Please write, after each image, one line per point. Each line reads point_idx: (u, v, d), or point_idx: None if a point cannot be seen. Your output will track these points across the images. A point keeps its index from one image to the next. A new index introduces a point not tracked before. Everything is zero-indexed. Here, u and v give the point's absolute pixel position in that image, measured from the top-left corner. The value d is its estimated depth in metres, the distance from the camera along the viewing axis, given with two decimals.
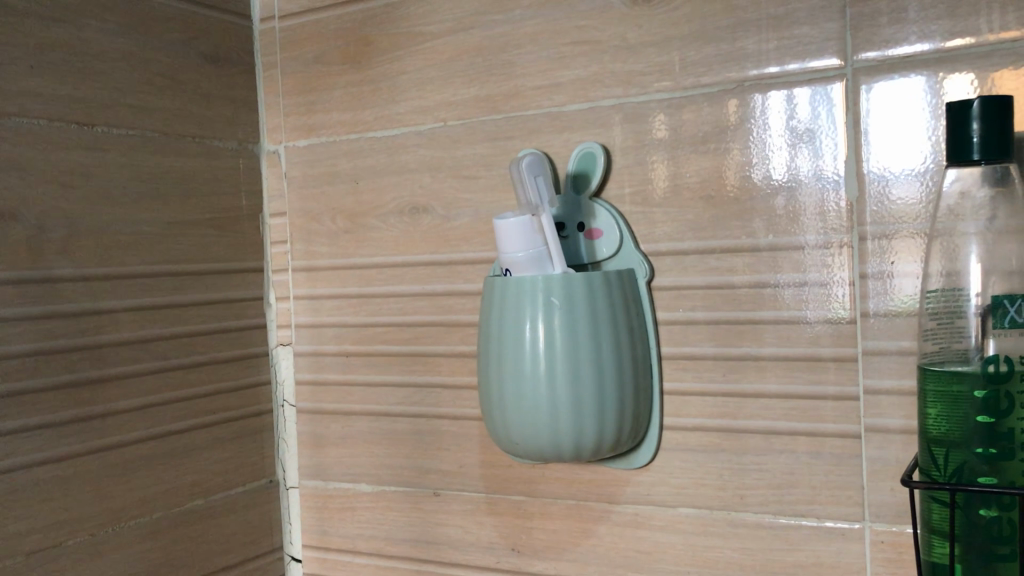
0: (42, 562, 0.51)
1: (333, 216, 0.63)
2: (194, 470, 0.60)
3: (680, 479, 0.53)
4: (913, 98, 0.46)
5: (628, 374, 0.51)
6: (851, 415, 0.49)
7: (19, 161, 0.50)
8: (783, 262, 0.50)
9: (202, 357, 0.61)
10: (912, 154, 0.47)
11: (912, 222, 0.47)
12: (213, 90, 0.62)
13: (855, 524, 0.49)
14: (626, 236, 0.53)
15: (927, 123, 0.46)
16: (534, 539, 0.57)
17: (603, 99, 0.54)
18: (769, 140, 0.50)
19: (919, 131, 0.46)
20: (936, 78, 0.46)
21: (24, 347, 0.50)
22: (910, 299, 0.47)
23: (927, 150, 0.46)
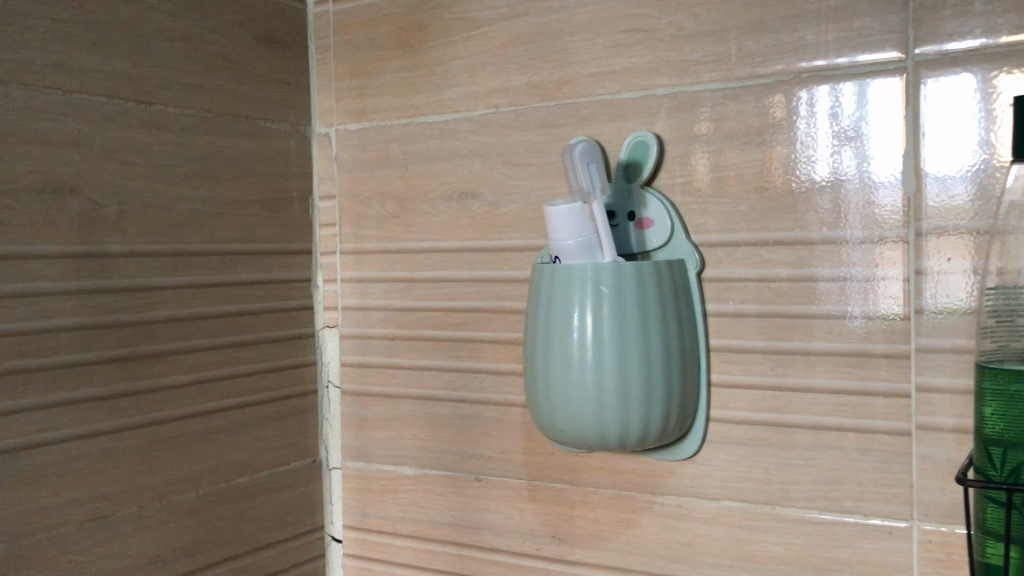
0: (92, 532, 0.52)
1: (382, 200, 0.64)
2: (240, 447, 0.61)
3: (726, 472, 0.53)
4: (978, 93, 0.45)
5: (675, 366, 0.51)
6: (902, 413, 0.48)
7: (79, 137, 0.51)
8: (834, 257, 0.49)
9: (252, 337, 0.61)
10: (974, 151, 0.46)
11: (967, 219, 0.46)
12: (268, 72, 0.63)
13: (902, 523, 0.48)
14: (677, 227, 0.53)
15: (992, 118, 0.45)
16: (575, 527, 0.57)
17: (657, 87, 0.54)
18: (833, 136, 0.49)
19: (982, 126, 0.45)
20: (999, 74, 0.45)
21: (79, 320, 0.51)
22: (965, 298, 0.46)
23: (989, 145, 0.45)
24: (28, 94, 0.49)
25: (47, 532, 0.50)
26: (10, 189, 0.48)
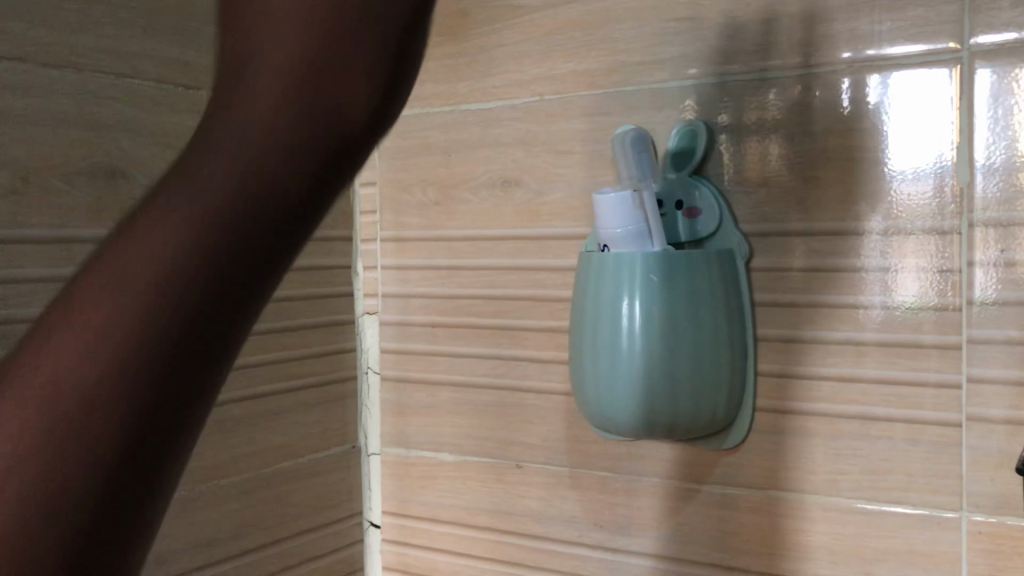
0: None
1: (424, 187, 0.64)
2: (282, 432, 0.61)
3: (771, 461, 0.53)
4: (994, 89, 0.46)
5: (723, 356, 0.51)
6: (952, 404, 0.48)
7: (131, 122, 0.51)
8: (884, 248, 0.49)
9: (293, 323, 0.62)
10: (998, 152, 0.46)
11: (993, 211, 0.46)
12: None
13: (951, 513, 0.48)
14: (726, 216, 0.53)
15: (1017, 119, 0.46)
16: (618, 515, 0.58)
17: (707, 76, 0.54)
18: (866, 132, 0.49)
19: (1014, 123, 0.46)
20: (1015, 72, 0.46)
21: None
22: (998, 292, 0.47)
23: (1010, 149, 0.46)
24: (82, 78, 0.49)
25: None
26: (66, 173, 0.48)
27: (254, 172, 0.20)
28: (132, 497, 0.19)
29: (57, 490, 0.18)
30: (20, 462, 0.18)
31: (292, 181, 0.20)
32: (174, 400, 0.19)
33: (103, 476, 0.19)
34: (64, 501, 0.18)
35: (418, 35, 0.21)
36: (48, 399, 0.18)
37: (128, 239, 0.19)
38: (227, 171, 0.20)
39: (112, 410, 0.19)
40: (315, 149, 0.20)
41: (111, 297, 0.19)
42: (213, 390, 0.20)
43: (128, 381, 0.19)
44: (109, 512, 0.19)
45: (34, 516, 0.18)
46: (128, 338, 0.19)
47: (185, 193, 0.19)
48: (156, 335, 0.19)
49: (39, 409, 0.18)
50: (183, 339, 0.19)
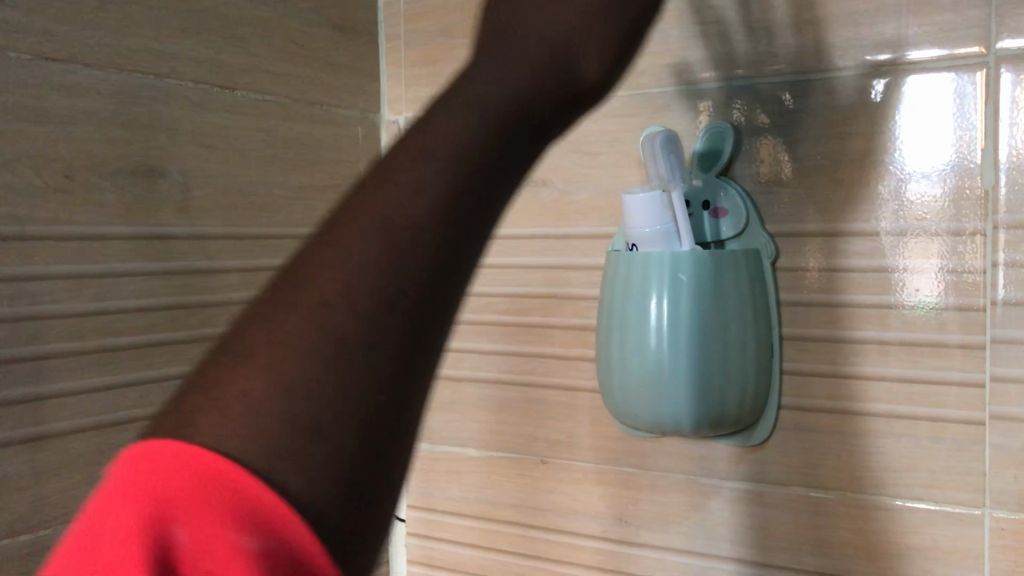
0: None
1: None
2: None
3: (795, 458, 0.54)
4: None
5: (750, 354, 0.52)
6: (975, 403, 0.49)
7: (169, 121, 0.52)
8: (908, 248, 0.50)
9: None
10: None
11: None
12: (340, 59, 0.64)
13: (974, 510, 0.49)
14: (752, 217, 0.54)
15: None
16: (641, 510, 0.59)
17: (734, 78, 0.55)
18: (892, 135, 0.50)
19: None
20: None
21: (168, 300, 0.52)
22: None
23: None
24: (123, 79, 0.50)
25: None
26: (107, 171, 0.49)
27: (466, 151, 0.26)
28: (399, 392, 0.23)
29: (349, 373, 0.22)
30: (323, 349, 0.22)
31: (484, 170, 0.26)
32: (421, 312, 0.24)
33: (379, 372, 0.23)
34: (354, 384, 0.22)
35: (575, 96, 0.29)
36: (331, 302, 0.23)
37: (373, 196, 0.25)
38: (446, 170, 0.25)
39: (382, 315, 0.23)
40: (503, 152, 0.27)
41: (372, 224, 0.24)
42: (444, 320, 0.25)
43: (382, 303, 0.23)
44: (386, 399, 0.23)
45: (328, 393, 0.22)
46: (392, 256, 0.24)
47: (414, 170, 0.25)
48: (411, 255, 0.24)
49: (331, 312, 0.23)
50: (426, 265, 0.24)
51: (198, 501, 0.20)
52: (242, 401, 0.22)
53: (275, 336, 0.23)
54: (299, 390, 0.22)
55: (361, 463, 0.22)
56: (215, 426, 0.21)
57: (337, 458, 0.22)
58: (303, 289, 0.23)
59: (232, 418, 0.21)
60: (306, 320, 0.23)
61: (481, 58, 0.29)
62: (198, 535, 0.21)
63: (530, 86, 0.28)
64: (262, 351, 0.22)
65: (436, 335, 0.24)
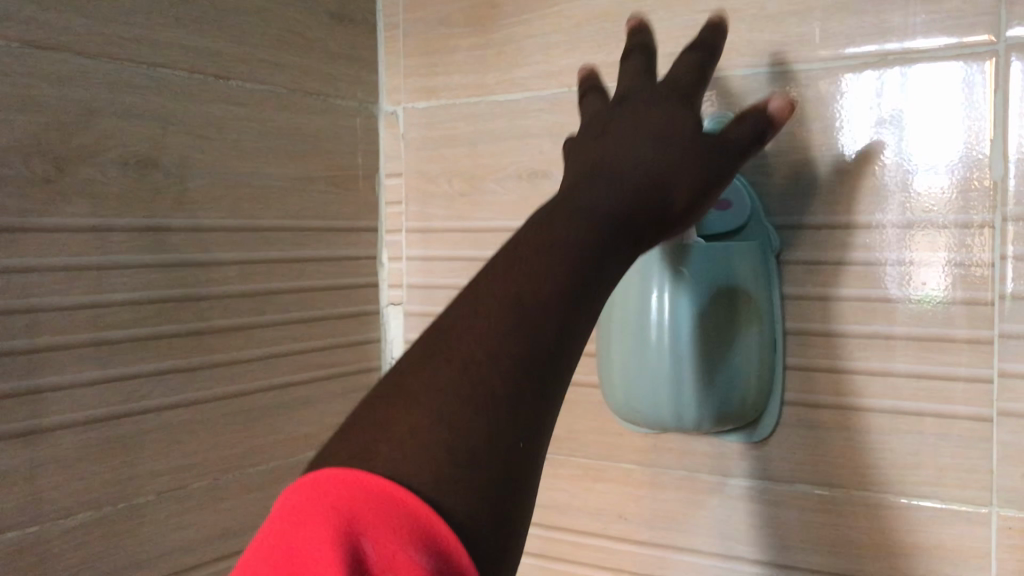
0: (172, 502, 0.52)
1: (449, 178, 0.64)
2: (308, 422, 0.62)
3: (799, 455, 0.53)
4: None
5: (751, 349, 0.51)
6: (983, 399, 0.48)
7: (162, 111, 0.52)
8: (913, 241, 0.49)
9: (320, 312, 0.62)
10: None
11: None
12: (338, 50, 0.63)
13: (982, 508, 0.48)
14: (757, 209, 0.53)
15: None
16: (642, 507, 0.58)
17: (737, 68, 0.54)
18: (898, 126, 0.49)
19: None
20: None
21: (160, 293, 0.51)
22: None
23: None
24: (115, 68, 0.49)
25: (132, 500, 0.50)
26: (99, 162, 0.48)
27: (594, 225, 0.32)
28: (528, 429, 0.28)
29: (498, 412, 0.27)
30: (476, 394, 0.27)
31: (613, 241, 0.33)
32: (550, 362, 0.29)
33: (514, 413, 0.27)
34: (498, 422, 0.27)
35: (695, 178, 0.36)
36: (480, 357, 0.28)
37: (509, 264, 0.30)
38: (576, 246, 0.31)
39: (520, 370, 0.28)
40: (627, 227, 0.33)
41: (508, 290, 0.29)
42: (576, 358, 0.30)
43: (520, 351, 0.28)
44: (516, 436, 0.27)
45: (476, 430, 0.27)
46: (528, 318, 0.29)
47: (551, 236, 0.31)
48: (545, 316, 0.29)
49: (481, 366, 0.27)
50: (556, 323, 0.29)
51: (375, 511, 0.25)
52: (405, 436, 0.26)
53: (436, 381, 0.27)
54: (454, 426, 0.26)
55: (503, 487, 0.27)
56: (385, 454, 0.26)
57: (475, 485, 0.26)
58: (456, 344, 0.28)
59: (401, 444, 0.26)
60: (461, 370, 0.27)
61: (610, 158, 0.36)
62: (382, 549, 0.25)
63: (654, 175, 0.35)
64: (426, 395, 0.27)
65: (565, 377, 0.30)
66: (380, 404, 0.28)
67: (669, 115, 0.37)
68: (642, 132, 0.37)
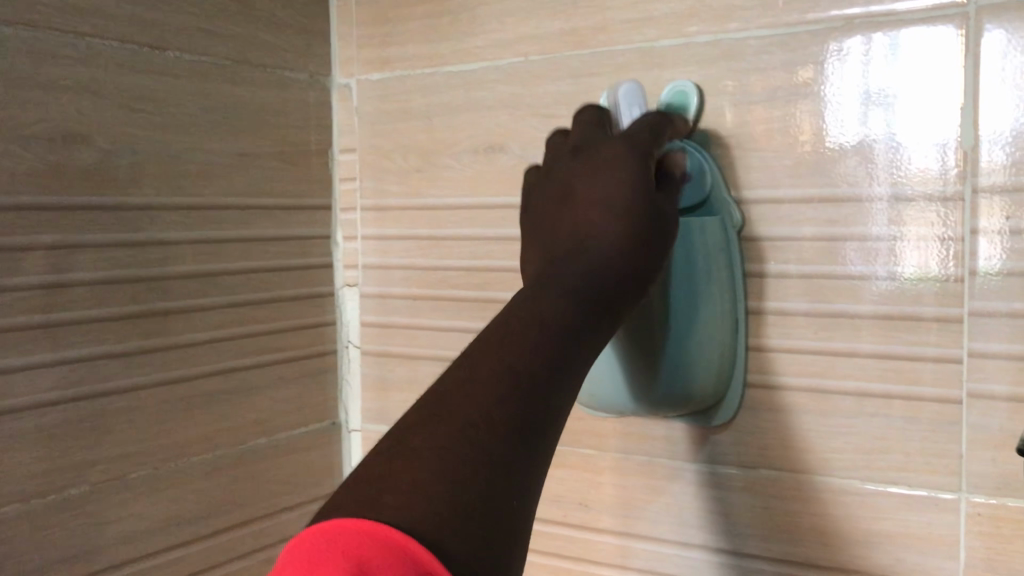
0: (108, 492, 0.50)
1: (404, 154, 0.62)
2: (257, 408, 0.59)
3: (762, 440, 0.51)
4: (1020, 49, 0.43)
5: (713, 330, 0.49)
6: (952, 380, 0.45)
7: (91, 84, 0.49)
8: (879, 214, 0.47)
9: (269, 294, 0.60)
10: None
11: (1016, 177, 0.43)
12: (286, 20, 0.61)
13: (950, 495, 0.46)
14: (718, 182, 0.50)
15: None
16: (602, 494, 0.56)
17: (698, 35, 0.51)
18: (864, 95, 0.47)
19: None
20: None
21: (91, 274, 0.49)
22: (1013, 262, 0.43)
23: None
24: (37, 37, 0.46)
25: (64, 491, 0.48)
26: (20, 136, 0.46)
27: (578, 289, 0.37)
28: (515, 481, 0.31)
29: (478, 477, 0.30)
30: (473, 450, 0.30)
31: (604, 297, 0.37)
32: (536, 421, 0.33)
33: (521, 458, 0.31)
34: (492, 475, 0.30)
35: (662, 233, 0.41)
36: (478, 421, 0.31)
37: (505, 338, 0.34)
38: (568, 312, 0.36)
39: (520, 423, 0.32)
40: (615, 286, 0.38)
41: (505, 359, 0.33)
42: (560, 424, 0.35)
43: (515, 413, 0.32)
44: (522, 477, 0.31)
45: (473, 483, 0.30)
46: (521, 385, 0.33)
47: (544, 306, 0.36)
48: (539, 379, 0.33)
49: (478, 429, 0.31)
50: (548, 388, 0.34)
51: (371, 539, 0.28)
52: (406, 488, 0.29)
53: (437, 439, 0.31)
54: (452, 482, 0.30)
55: (488, 544, 0.29)
56: (389, 504, 0.29)
57: (469, 531, 0.29)
58: (456, 410, 0.32)
59: (404, 495, 0.29)
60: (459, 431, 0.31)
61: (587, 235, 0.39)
62: None
63: (626, 241, 0.39)
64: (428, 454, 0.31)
65: (544, 444, 0.33)
66: (382, 469, 0.31)
67: (630, 174, 0.41)
68: (605, 187, 0.41)
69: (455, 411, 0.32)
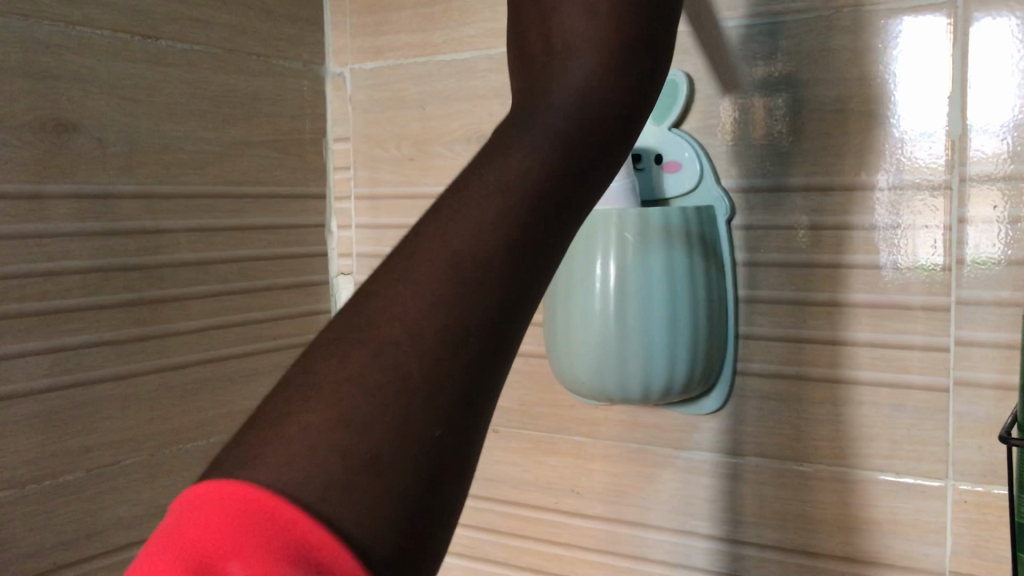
0: (102, 479, 0.51)
1: (397, 143, 0.62)
2: (251, 396, 0.60)
3: (752, 427, 0.51)
4: (1003, 37, 0.43)
5: (703, 319, 0.49)
6: (939, 368, 0.46)
7: (83, 73, 0.49)
8: (866, 203, 0.47)
9: (264, 282, 0.60)
10: (1016, 103, 0.43)
11: (1003, 166, 0.43)
12: (279, 8, 0.61)
13: (937, 482, 0.46)
14: (707, 171, 0.50)
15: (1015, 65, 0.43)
16: (594, 481, 0.56)
17: (688, 23, 0.51)
18: (853, 84, 0.47)
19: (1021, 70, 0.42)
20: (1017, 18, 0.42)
21: (83, 263, 0.49)
22: (1001, 251, 0.44)
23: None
24: (29, 26, 0.47)
25: (58, 478, 0.48)
26: (12, 126, 0.46)
27: (554, 126, 0.21)
28: (456, 426, 0.18)
29: (399, 414, 0.17)
30: (389, 378, 0.18)
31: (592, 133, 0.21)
32: (497, 334, 0.19)
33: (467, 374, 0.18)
34: (411, 420, 0.17)
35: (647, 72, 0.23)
36: (399, 325, 0.18)
37: (457, 205, 0.20)
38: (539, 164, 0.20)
39: (459, 328, 0.18)
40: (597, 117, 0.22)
41: (451, 237, 0.19)
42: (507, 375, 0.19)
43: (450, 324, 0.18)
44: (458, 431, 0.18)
45: (380, 424, 0.17)
46: (471, 274, 0.19)
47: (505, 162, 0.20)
48: (482, 278, 0.19)
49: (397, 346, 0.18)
50: (507, 298, 0.19)
51: (244, 533, 0.16)
52: (296, 428, 0.17)
53: (338, 364, 0.18)
54: (352, 422, 0.17)
55: (398, 528, 0.17)
56: (270, 447, 0.17)
57: (369, 498, 0.17)
58: (383, 312, 0.18)
59: (290, 439, 0.17)
60: (371, 356, 0.18)
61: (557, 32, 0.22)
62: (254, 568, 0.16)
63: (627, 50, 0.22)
64: (328, 383, 0.18)
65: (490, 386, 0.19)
66: (263, 399, 0.18)
67: None
68: None
69: (365, 308, 0.19)
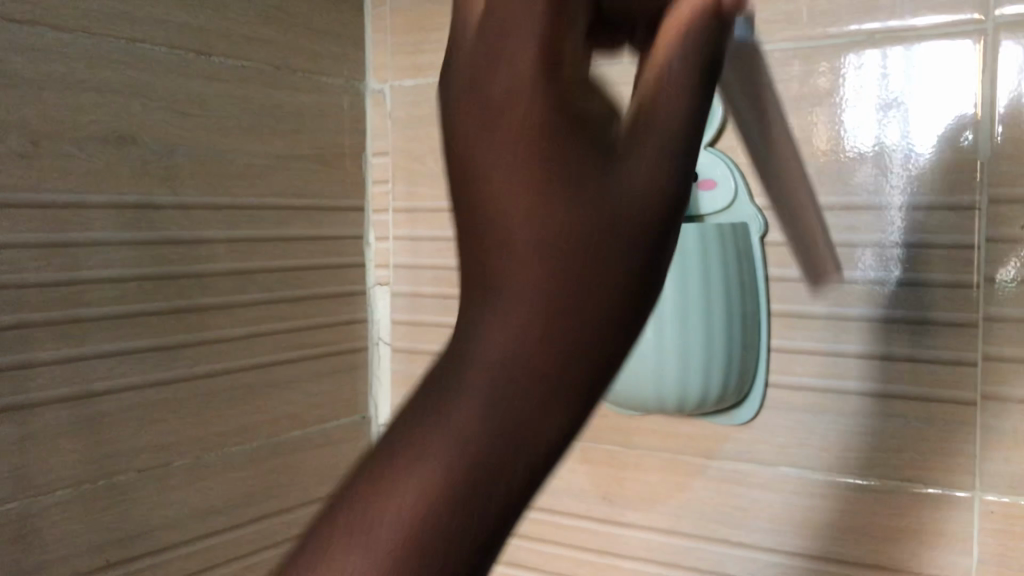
0: (152, 479, 0.52)
1: (436, 158, 0.64)
2: (292, 402, 0.62)
3: (782, 438, 0.52)
4: None
5: (737, 331, 0.50)
6: (967, 383, 0.47)
7: (142, 87, 0.51)
8: (895, 222, 0.48)
9: (305, 291, 0.62)
10: None
11: None
12: (323, 27, 0.63)
13: (964, 493, 0.48)
14: (741, 189, 0.52)
15: None
16: (626, 489, 0.58)
17: None
18: (884, 107, 0.49)
19: None
20: None
21: (139, 271, 0.51)
22: None
23: None
24: (94, 43, 0.49)
25: (111, 478, 0.50)
26: (77, 137, 0.48)
27: (599, 209, 0.22)
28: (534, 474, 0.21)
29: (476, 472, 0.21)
30: (470, 440, 0.21)
31: (557, 168, 0.22)
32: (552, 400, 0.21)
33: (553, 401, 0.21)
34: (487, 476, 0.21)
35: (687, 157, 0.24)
36: (478, 382, 0.21)
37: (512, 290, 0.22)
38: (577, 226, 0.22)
39: (533, 391, 0.21)
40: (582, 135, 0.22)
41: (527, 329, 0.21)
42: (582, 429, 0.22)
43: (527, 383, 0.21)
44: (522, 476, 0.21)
45: (467, 476, 0.21)
46: (550, 341, 0.21)
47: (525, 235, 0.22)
48: (565, 364, 0.21)
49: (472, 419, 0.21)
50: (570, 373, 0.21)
51: None
52: (402, 472, 0.21)
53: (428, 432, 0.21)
54: (445, 477, 0.21)
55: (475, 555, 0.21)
56: (384, 488, 0.21)
57: (451, 532, 0.21)
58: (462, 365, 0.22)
59: (398, 482, 0.21)
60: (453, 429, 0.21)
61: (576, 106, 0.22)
62: None
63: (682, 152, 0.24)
64: (422, 438, 0.21)
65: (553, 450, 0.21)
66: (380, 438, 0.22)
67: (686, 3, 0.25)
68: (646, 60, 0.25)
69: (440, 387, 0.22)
